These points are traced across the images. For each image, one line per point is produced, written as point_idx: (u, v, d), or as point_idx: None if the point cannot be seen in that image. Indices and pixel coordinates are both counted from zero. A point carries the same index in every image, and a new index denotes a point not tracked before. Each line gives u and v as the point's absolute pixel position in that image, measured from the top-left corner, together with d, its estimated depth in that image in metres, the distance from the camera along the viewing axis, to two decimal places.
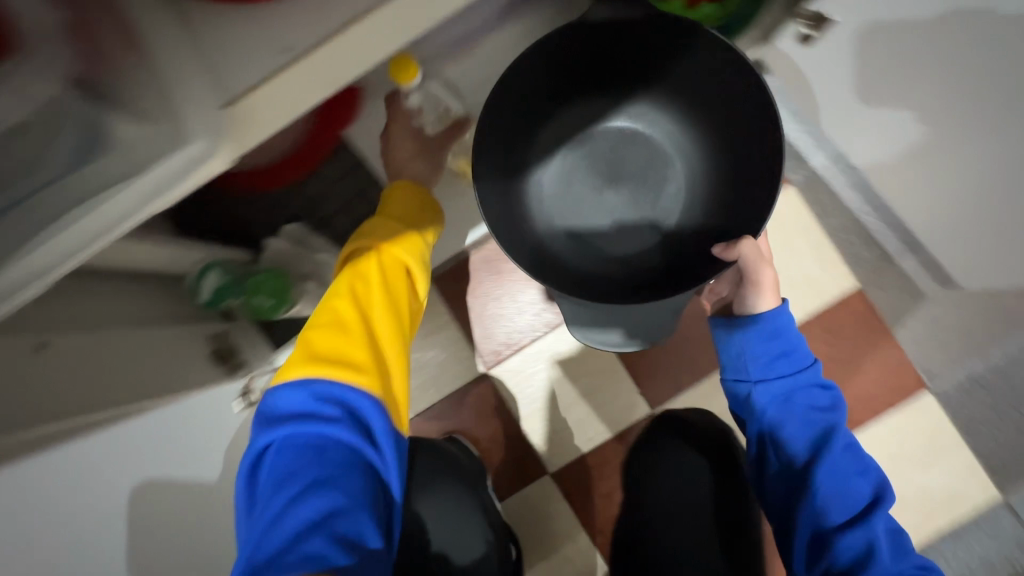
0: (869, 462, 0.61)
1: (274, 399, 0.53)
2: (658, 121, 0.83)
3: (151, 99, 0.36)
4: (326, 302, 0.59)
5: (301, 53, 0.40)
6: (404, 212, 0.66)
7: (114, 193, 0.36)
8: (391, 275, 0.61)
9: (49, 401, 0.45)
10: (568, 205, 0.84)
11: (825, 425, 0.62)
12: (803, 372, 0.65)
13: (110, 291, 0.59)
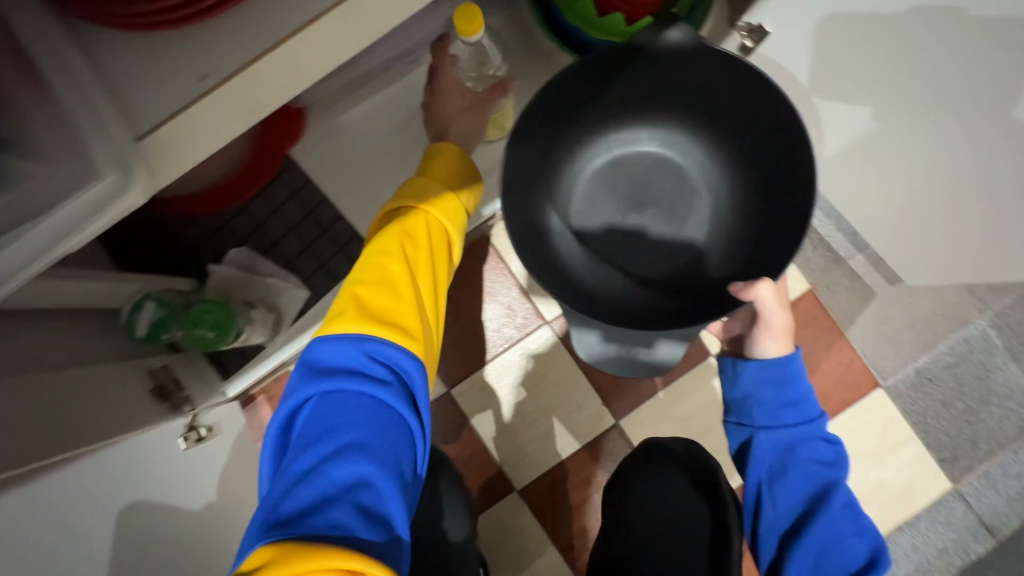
0: (868, 522, 0.61)
1: (318, 348, 0.53)
2: (683, 145, 0.79)
3: (58, 143, 0.39)
4: (371, 257, 0.58)
5: (216, 80, 0.42)
6: (449, 171, 0.64)
7: (24, 231, 0.39)
8: (434, 238, 0.60)
9: None
10: (589, 232, 0.80)
11: (826, 481, 0.62)
12: (812, 424, 0.65)
13: (35, 331, 0.59)
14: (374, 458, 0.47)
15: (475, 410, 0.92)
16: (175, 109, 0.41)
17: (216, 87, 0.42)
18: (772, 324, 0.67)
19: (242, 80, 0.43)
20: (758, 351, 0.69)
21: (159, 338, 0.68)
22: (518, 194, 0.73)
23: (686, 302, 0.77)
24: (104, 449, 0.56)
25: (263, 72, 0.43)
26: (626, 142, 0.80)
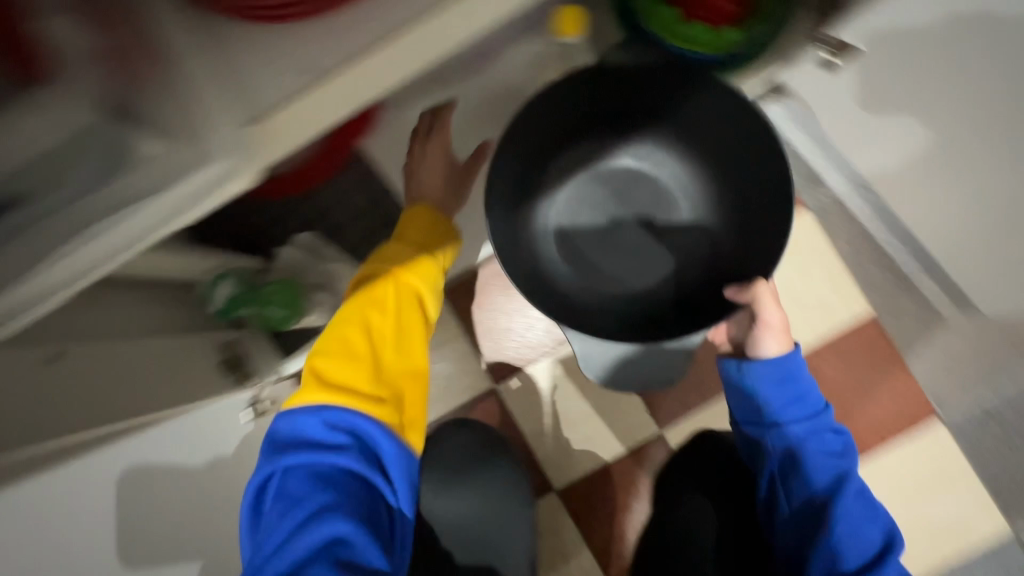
0: (879, 508, 0.63)
1: (280, 424, 0.56)
2: (659, 159, 0.78)
3: (178, 121, 0.39)
4: (335, 327, 0.61)
5: (325, 74, 0.41)
6: (420, 234, 0.66)
7: (138, 209, 0.39)
8: (401, 303, 0.63)
9: (66, 412, 0.49)
10: (577, 247, 0.80)
11: (838, 471, 0.64)
12: (819, 417, 0.67)
13: (125, 300, 0.63)
14: (344, 519, 0.52)
15: (521, 409, 0.93)
16: (285, 100, 0.41)
17: (328, 82, 0.41)
18: (771, 321, 0.66)
19: (349, 77, 0.41)
20: (756, 349, 0.68)
21: (234, 312, 0.74)
22: (504, 209, 0.73)
23: (672, 310, 0.77)
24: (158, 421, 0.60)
25: (368, 72, 0.42)
26: (602, 156, 0.79)
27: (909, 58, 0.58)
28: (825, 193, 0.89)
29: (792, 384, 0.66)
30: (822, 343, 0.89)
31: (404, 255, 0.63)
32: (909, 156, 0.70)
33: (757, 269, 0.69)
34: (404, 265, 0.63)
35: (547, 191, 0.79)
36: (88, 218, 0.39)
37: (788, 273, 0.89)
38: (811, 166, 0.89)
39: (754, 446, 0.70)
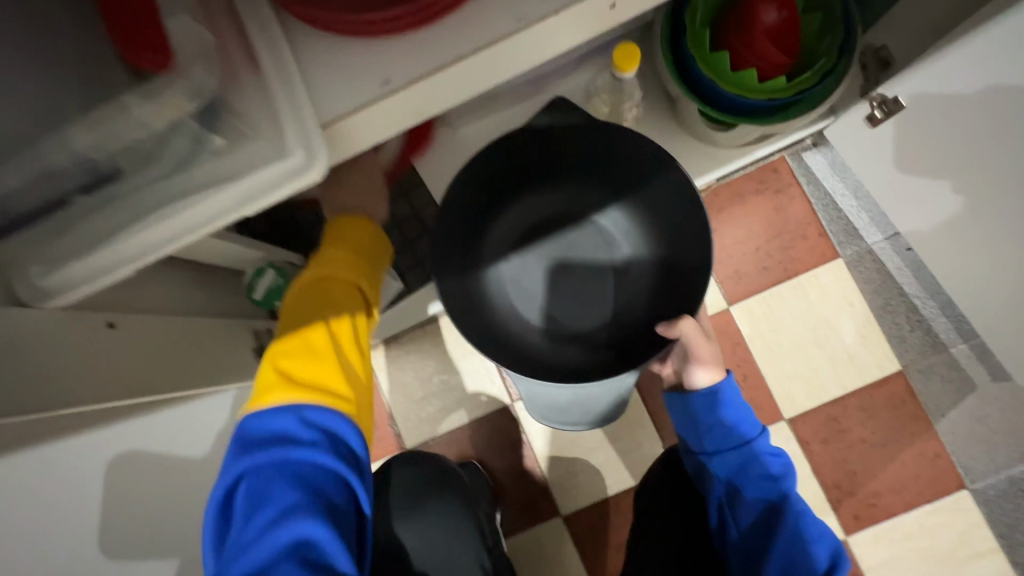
0: (822, 527, 0.61)
1: (249, 423, 0.50)
2: (598, 204, 0.74)
3: (265, 116, 0.44)
4: (289, 326, 0.54)
5: (397, 86, 0.45)
6: (362, 236, 0.59)
7: (219, 190, 0.43)
8: (356, 303, 0.56)
9: (107, 381, 0.51)
10: (524, 298, 0.74)
11: (779, 494, 0.63)
12: (756, 441, 0.66)
13: (172, 281, 0.65)
14: (322, 519, 0.48)
15: (535, 429, 0.92)
16: (355, 107, 0.45)
17: (398, 91, 0.45)
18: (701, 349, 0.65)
19: (421, 86, 0.46)
20: (693, 379, 0.68)
21: (272, 302, 0.75)
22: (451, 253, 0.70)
23: (614, 357, 0.71)
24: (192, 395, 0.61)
25: (438, 82, 0.46)
26: (550, 205, 0.74)
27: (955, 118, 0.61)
28: (861, 245, 0.89)
29: (725, 410, 0.65)
30: (848, 397, 0.87)
31: (353, 256, 0.57)
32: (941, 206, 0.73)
33: (687, 299, 0.67)
34: (353, 267, 0.56)
35: (493, 245, 0.74)
36: (177, 196, 0.43)
37: (818, 323, 0.89)
38: (850, 220, 0.90)
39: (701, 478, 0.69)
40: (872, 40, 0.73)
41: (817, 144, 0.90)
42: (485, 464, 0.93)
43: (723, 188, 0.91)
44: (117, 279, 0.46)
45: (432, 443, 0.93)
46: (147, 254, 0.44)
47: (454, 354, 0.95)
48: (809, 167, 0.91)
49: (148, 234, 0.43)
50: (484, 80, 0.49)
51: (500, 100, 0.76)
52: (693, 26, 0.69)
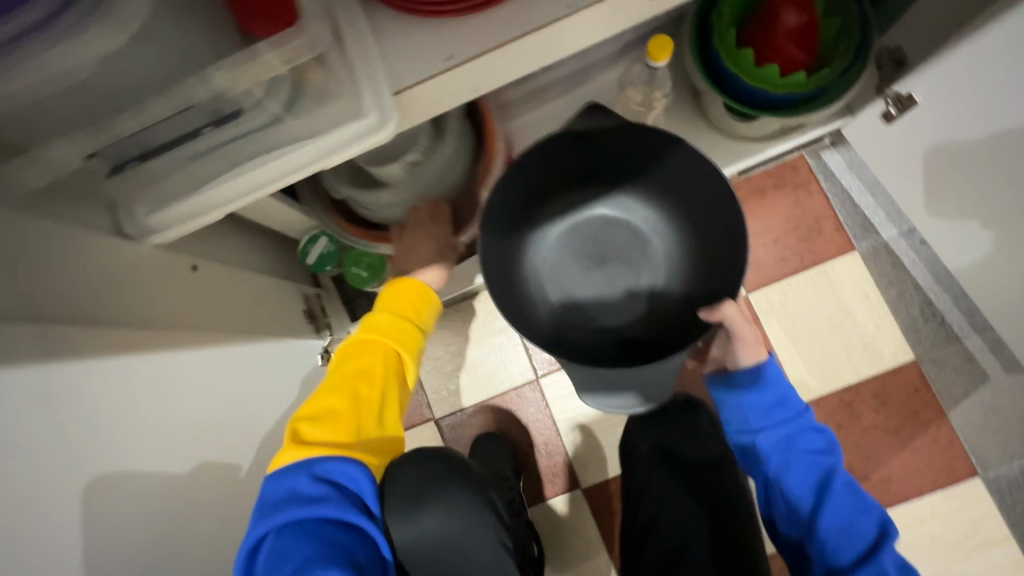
0: (870, 502, 0.64)
1: (268, 485, 0.55)
2: (632, 205, 0.79)
3: (344, 80, 0.50)
4: (323, 391, 0.62)
5: (458, 61, 0.50)
6: (412, 302, 0.68)
7: (304, 144, 0.50)
8: (390, 368, 0.65)
9: (187, 315, 0.57)
10: (565, 286, 0.80)
11: (825, 468, 0.66)
12: (800, 418, 0.69)
13: (238, 241, 0.72)
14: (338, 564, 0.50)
15: (558, 404, 0.97)
16: (421, 79, 0.50)
17: (459, 65, 0.50)
18: (749, 339, 0.67)
19: (481, 62, 0.51)
20: (734, 361, 0.70)
21: (324, 268, 0.82)
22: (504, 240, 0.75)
23: (650, 341, 0.77)
24: (253, 339, 0.67)
25: (495, 59, 0.52)
26: (596, 200, 0.80)
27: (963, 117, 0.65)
28: (876, 239, 0.93)
29: (771, 389, 0.69)
30: (862, 383, 0.90)
31: (396, 320, 0.66)
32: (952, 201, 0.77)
33: (723, 286, 0.70)
34: (393, 334, 0.66)
35: (540, 232, 0.80)
36: (267, 147, 0.50)
37: (834, 313, 0.92)
38: (865, 215, 0.94)
39: (747, 458, 0.71)
40: (887, 42, 0.79)
41: (835, 143, 0.95)
42: (508, 436, 0.97)
43: (744, 182, 0.96)
44: (208, 221, 0.52)
45: (459, 414, 0.98)
46: (238, 199, 0.50)
47: (483, 331, 1.00)
48: (827, 164, 0.96)
49: (239, 179, 0.49)
50: (534, 59, 0.55)
51: (548, 92, 0.85)
52: (720, 25, 0.75)
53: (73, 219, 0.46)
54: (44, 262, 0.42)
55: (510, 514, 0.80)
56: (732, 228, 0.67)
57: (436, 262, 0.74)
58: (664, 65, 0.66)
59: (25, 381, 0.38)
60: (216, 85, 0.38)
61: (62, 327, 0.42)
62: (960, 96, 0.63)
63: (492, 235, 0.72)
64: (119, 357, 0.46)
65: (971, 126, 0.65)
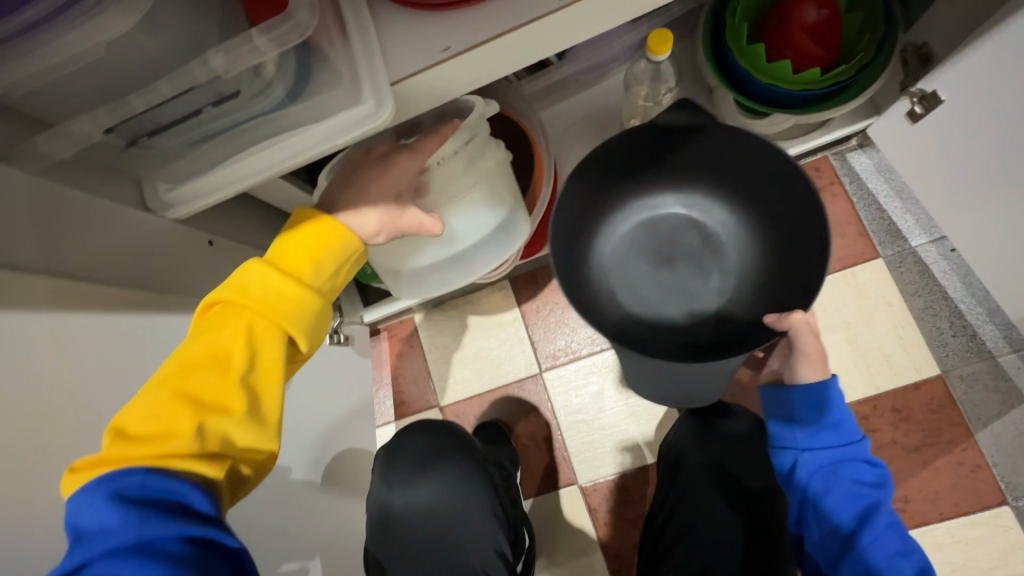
0: (922, 554, 0.59)
1: (69, 511, 0.38)
2: (712, 210, 0.78)
3: (343, 69, 0.52)
4: (166, 379, 0.46)
5: (453, 52, 0.52)
6: (298, 255, 0.53)
7: (305, 129, 0.53)
8: (262, 335, 0.49)
9: (195, 285, 0.63)
10: (626, 280, 0.79)
11: (869, 501, 0.62)
12: (852, 447, 0.65)
13: (254, 224, 0.77)
14: None
15: (560, 399, 0.97)
16: (417, 70, 0.52)
17: (455, 57, 0.52)
18: (809, 353, 0.65)
19: (476, 53, 0.53)
20: (793, 376, 0.68)
21: None
22: (575, 224, 0.75)
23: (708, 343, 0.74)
24: None
25: (486, 52, 0.53)
26: (679, 200, 0.79)
27: (1004, 112, 0.62)
28: (902, 246, 0.88)
29: (827, 410, 0.65)
30: (880, 397, 0.86)
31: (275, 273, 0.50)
32: (992, 205, 0.72)
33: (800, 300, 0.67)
34: (271, 291, 0.50)
35: (610, 224, 0.80)
36: (273, 132, 0.53)
37: (854, 321, 0.88)
38: (893, 220, 0.90)
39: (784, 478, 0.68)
40: (915, 38, 0.75)
41: (863, 145, 0.91)
42: (510, 428, 0.98)
43: None
44: (219, 201, 0.56)
45: (464, 402, 1.01)
46: (248, 178, 0.54)
47: (491, 322, 1.02)
48: (852, 167, 0.92)
49: (245, 162, 0.54)
50: (530, 52, 0.56)
51: (567, 87, 0.87)
52: (732, 21, 0.74)
53: (94, 190, 0.52)
54: (64, 225, 0.47)
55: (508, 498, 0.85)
56: (814, 227, 0.65)
57: (391, 196, 0.59)
58: (666, 60, 0.66)
59: (41, 326, 0.42)
60: (213, 67, 0.42)
61: (83, 283, 0.47)
62: (1002, 87, 0.60)
63: (564, 218, 0.72)
64: (133, 314, 0.52)
65: (1010, 122, 0.62)
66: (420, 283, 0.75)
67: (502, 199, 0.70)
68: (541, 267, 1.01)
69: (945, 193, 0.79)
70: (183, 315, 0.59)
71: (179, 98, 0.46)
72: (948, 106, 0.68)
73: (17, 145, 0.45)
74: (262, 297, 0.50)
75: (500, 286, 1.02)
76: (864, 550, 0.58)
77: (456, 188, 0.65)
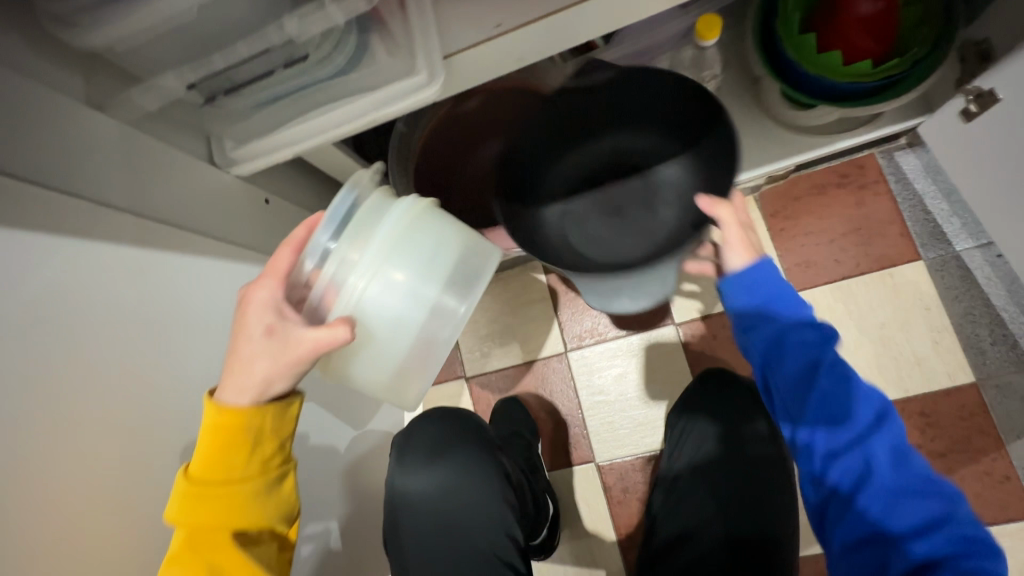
0: (864, 383, 0.53)
1: None
2: (641, 143, 0.71)
3: (402, 40, 0.56)
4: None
5: (505, 29, 0.55)
6: (227, 455, 0.49)
7: (362, 96, 0.56)
8: (221, 549, 0.48)
9: (248, 237, 0.68)
10: (572, 230, 0.71)
11: (816, 359, 0.54)
12: (795, 313, 0.57)
13: (302, 187, 0.82)
14: None
15: (582, 379, 1.00)
16: (470, 44, 0.55)
17: (506, 33, 0.55)
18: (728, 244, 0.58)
19: (525, 31, 0.55)
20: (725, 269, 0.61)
21: None
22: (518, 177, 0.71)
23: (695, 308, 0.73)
24: None
25: (536, 30, 0.55)
26: (612, 144, 0.72)
27: None
28: (945, 249, 0.87)
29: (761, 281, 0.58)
30: (908, 400, 0.84)
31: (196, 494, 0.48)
32: None
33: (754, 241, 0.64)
34: (197, 518, 0.48)
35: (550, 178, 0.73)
36: (331, 97, 0.57)
37: (887, 322, 0.87)
38: (938, 223, 0.88)
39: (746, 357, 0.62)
40: (976, 35, 0.73)
41: (912, 144, 0.89)
42: (531, 403, 1.01)
43: (803, 178, 0.93)
44: (278, 160, 0.60)
45: (489, 375, 1.04)
46: (306, 140, 0.58)
47: (521, 299, 1.05)
48: (899, 166, 0.90)
49: (305, 124, 0.57)
50: (579, 32, 0.58)
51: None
52: (785, 9, 0.74)
53: (172, 142, 0.57)
54: (149, 173, 0.53)
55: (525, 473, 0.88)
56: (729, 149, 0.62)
57: (262, 333, 0.48)
58: (713, 45, 0.67)
59: (126, 258, 0.49)
60: (287, 31, 0.46)
61: (160, 224, 0.54)
62: None
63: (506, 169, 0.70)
64: (197, 256, 0.58)
65: None
66: (391, 400, 0.58)
67: (451, 268, 0.55)
68: None
69: (995, 197, 0.77)
70: (237, 262, 0.65)
71: (255, 60, 0.50)
72: (1002, 106, 0.66)
73: (112, 96, 0.51)
74: (189, 524, 0.48)
75: (531, 265, 1.05)
76: (812, 426, 0.53)
77: (367, 272, 0.49)
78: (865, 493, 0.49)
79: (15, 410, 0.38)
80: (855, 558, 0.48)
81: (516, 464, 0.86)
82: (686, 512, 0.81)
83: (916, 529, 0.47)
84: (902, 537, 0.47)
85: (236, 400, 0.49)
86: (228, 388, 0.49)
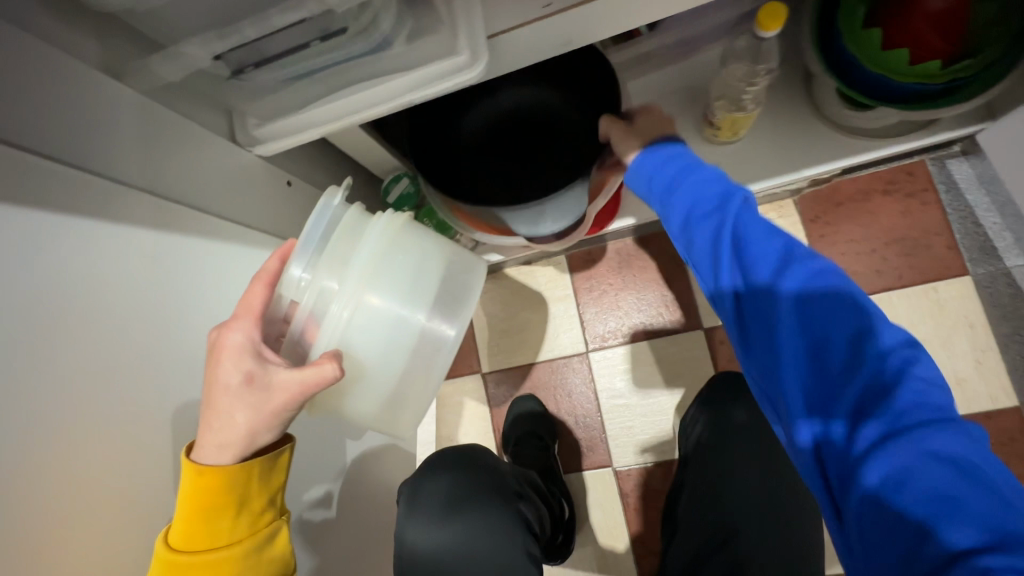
0: (784, 243, 0.44)
1: None
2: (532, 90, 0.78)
3: (443, 17, 0.51)
4: None
5: (555, 9, 0.50)
6: (207, 523, 0.45)
7: (397, 75, 0.52)
8: None
9: (267, 222, 0.64)
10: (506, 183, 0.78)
11: (715, 230, 0.47)
12: (693, 188, 0.51)
13: (324, 170, 0.78)
14: None
15: (602, 381, 0.97)
16: (519, 24, 0.51)
17: (556, 14, 0.50)
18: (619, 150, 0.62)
19: (578, 12, 0.51)
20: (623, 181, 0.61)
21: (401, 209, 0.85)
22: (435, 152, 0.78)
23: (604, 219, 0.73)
24: None
25: (588, 12, 0.51)
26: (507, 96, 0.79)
27: None
28: (995, 265, 0.82)
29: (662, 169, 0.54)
30: None
31: (179, 566, 0.43)
32: None
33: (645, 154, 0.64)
34: None
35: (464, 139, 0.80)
36: (364, 76, 0.52)
37: (929, 338, 0.83)
38: (989, 237, 0.83)
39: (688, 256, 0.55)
40: None
41: (967, 152, 0.84)
42: (549, 403, 0.98)
43: (847, 182, 0.88)
44: (303, 141, 0.56)
45: (506, 372, 1.01)
46: (335, 121, 0.54)
47: (542, 296, 1.01)
48: (951, 175, 0.85)
49: (334, 103, 0.53)
50: (633, 16, 0.53)
51: (654, 60, 0.82)
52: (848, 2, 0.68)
53: (191, 116, 0.54)
54: (164, 151, 0.49)
55: (543, 499, 0.81)
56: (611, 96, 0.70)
57: (239, 382, 0.44)
58: (773, 37, 0.62)
59: (140, 239, 0.46)
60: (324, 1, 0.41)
61: (175, 206, 0.50)
62: None
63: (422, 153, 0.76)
64: (214, 241, 0.55)
65: None
66: (385, 428, 0.57)
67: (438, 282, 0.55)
68: (601, 247, 0.99)
69: None
70: (255, 249, 0.61)
71: (289, 31, 0.46)
72: None
73: (130, 65, 0.47)
74: None
75: (555, 260, 1.01)
76: (730, 310, 0.45)
77: (347, 300, 0.47)
78: (788, 379, 0.39)
79: (21, 400, 0.36)
80: (809, 473, 0.37)
81: (535, 497, 0.78)
82: (713, 522, 0.74)
83: (859, 414, 0.35)
84: (833, 416, 0.36)
85: (216, 458, 0.45)
86: (206, 445, 0.45)
